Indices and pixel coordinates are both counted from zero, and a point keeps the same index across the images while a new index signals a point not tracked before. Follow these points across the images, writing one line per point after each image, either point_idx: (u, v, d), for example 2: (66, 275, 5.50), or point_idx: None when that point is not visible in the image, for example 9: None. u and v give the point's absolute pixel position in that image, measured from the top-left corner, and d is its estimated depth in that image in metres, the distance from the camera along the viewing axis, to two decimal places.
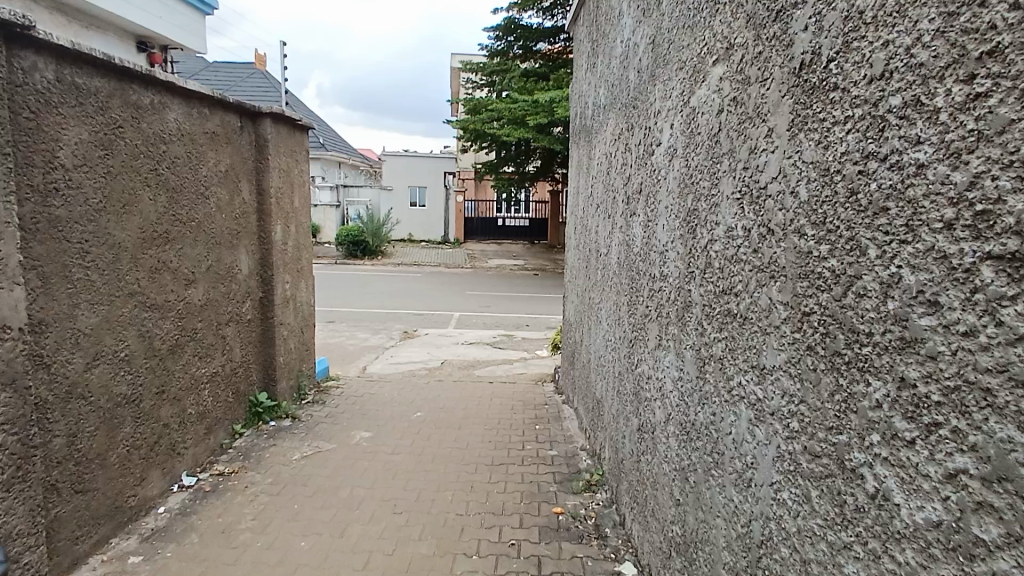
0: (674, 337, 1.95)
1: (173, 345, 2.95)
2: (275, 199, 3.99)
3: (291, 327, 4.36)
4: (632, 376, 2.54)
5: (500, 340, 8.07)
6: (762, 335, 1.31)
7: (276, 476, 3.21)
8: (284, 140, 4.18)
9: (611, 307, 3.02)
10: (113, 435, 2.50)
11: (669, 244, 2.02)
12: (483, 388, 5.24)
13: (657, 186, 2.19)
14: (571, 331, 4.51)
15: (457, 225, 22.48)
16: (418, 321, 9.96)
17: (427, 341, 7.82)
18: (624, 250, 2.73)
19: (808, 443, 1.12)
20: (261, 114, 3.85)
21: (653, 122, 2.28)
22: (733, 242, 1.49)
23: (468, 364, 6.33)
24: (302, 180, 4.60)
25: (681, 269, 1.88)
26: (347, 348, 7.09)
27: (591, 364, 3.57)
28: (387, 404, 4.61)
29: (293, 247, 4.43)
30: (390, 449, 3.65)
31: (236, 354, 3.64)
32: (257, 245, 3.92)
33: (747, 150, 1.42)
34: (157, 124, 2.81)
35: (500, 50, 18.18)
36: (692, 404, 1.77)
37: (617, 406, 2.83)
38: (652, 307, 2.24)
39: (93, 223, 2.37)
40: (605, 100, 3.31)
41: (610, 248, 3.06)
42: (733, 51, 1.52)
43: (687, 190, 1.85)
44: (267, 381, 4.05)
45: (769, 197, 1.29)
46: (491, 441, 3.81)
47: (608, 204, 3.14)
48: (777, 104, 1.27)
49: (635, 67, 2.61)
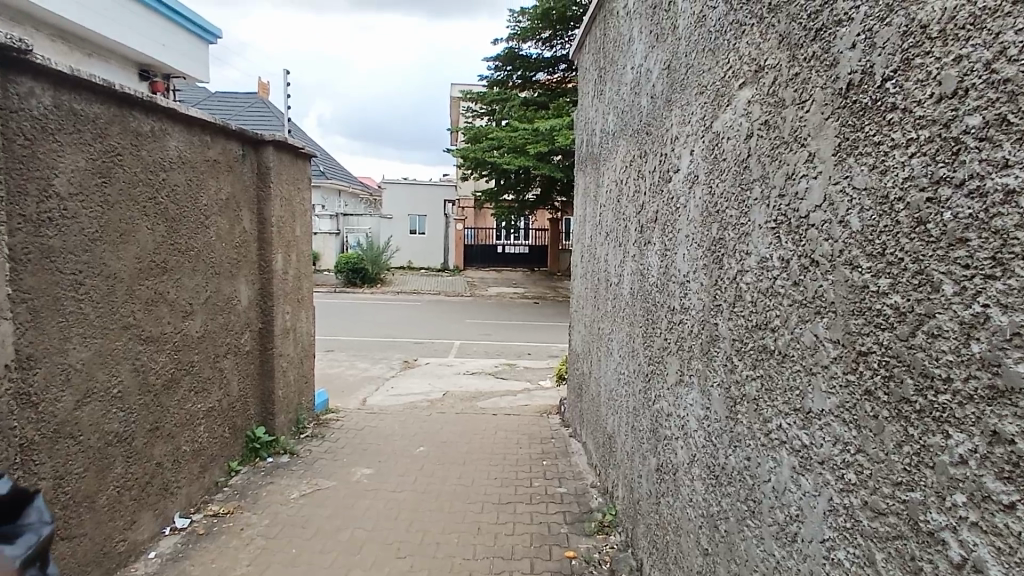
0: (698, 374, 1.84)
1: (169, 380, 2.84)
2: (276, 228, 3.91)
3: (290, 359, 4.24)
4: (649, 413, 2.42)
5: (502, 370, 7.93)
6: (807, 375, 1.21)
7: (274, 517, 3.06)
8: (287, 168, 4.12)
9: (623, 339, 2.92)
10: (103, 476, 2.37)
11: (690, 274, 1.93)
12: (487, 420, 5.10)
13: (675, 215, 2.11)
14: (578, 362, 4.40)
15: (456, 253, 22.46)
16: (418, 349, 9.83)
17: (428, 371, 7.68)
18: (638, 280, 2.64)
19: (869, 499, 1.01)
20: (264, 142, 3.79)
21: (670, 148, 2.21)
22: (767, 274, 1.39)
23: (471, 395, 6.19)
24: (304, 208, 4.53)
25: (706, 301, 1.78)
26: (347, 379, 6.95)
27: (601, 397, 3.46)
28: (389, 438, 4.47)
29: (295, 277, 4.34)
30: (392, 486, 3.51)
31: (234, 387, 3.52)
32: (258, 274, 3.83)
33: (783, 176, 1.34)
34: (157, 152, 2.74)
35: (500, 80, 18.38)
36: (720, 447, 1.65)
37: (631, 443, 2.71)
38: (671, 341, 2.13)
39: (88, 253, 2.28)
40: (614, 127, 3.26)
41: (622, 277, 2.97)
42: (764, 73, 1.45)
43: (711, 219, 1.76)
44: (265, 415, 3.92)
45: (812, 226, 1.20)
46: (498, 478, 3.67)
47: (619, 232, 3.06)
48: (819, 128, 1.19)
49: (648, 93, 2.56)
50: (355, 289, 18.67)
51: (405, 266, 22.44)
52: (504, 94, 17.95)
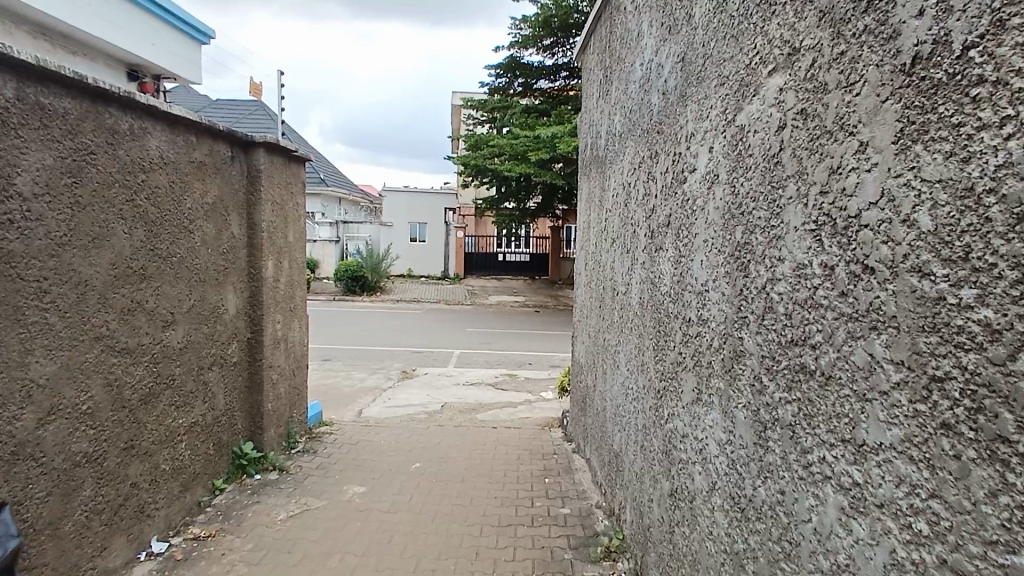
0: (720, 393, 1.66)
1: (147, 394, 2.66)
2: (267, 234, 3.74)
3: (281, 370, 4.06)
4: (661, 432, 2.24)
5: (502, 381, 7.73)
6: (859, 402, 1.03)
7: (259, 540, 2.87)
8: (279, 171, 3.96)
9: (632, 352, 2.74)
10: (69, 500, 2.19)
11: (710, 283, 1.76)
12: (487, 434, 4.91)
13: (691, 218, 1.94)
14: (581, 375, 4.22)
15: (457, 261, 22.30)
16: (417, 359, 9.64)
17: (427, 382, 7.49)
18: (649, 289, 2.46)
19: (948, 559, 0.83)
20: (254, 144, 3.63)
21: (685, 147, 2.04)
22: (805, 283, 1.22)
23: (470, 407, 6.00)
24: (297, 213, 4.37)
25: (728, 313, 1.61)
26: (343, 390, 6.76)
27: (607, 412, 3.28)
28: (384, 453, 4.27)
29: (287, 285, 4.17)
30: (386, 506, 3.32)
31: (219, 401, 3.35)
32: (247, 282, 3.66)
33: (825, 170, 1.17)
34: (137, 152, 2.57)
35: (501, 88, 18.30)
36: (746, 477, 1.47)
37: (641, 464, 2.52)
38: (686, 356, 1.95)
39: (55, 259, 2.11)
40: (621, 128, 3.10)
41: (630, 286, 2.79)
42: (799, 55, 1.29)
43: (734, 222, 1.59)
44: (253, 430, 3.73)
45: (865, 227, 1.03)
46: (498, 497, 3.49)
47: (627, 239, 2.89)
48: (874, 113, 1.02)
49: (659, 89, 2.39)
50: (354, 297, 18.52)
51: (405, 274, 22.28)
52: (505, 101, 17.85)
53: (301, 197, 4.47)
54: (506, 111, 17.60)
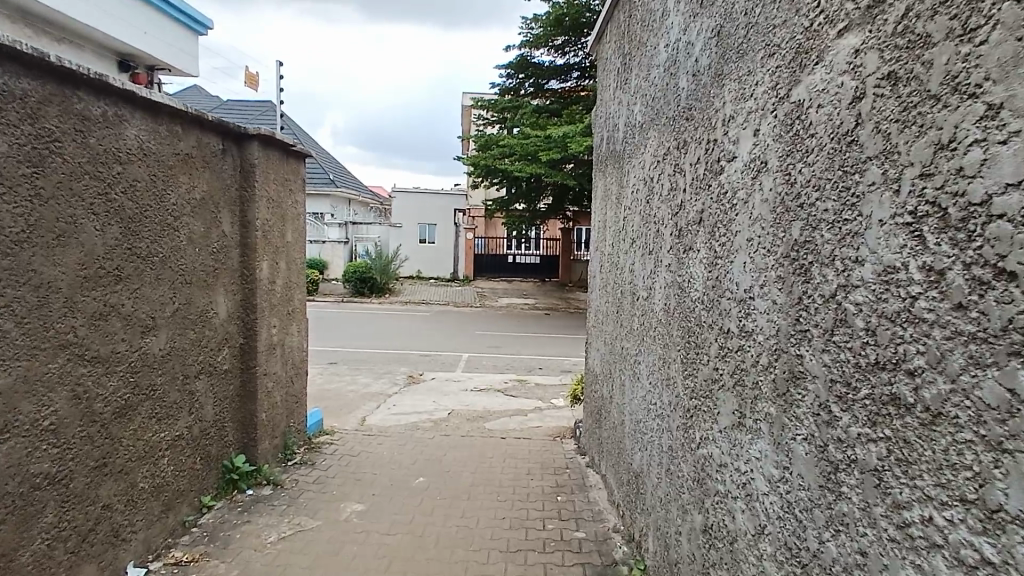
0: (771, 420, 1.40)
1: (124, 407, 2.44)
2: (261, 233, 3.52)
3: (277, 377, 3.83)
4: (692, 457, 1.97)
5: (511, 387, 7.47)
6: (992, 453, 0.77)
7: (245, 566, 2.64)
8: (276, 166, 3.73)
9: (655, 363, 2.48)
10: (26, 528, 1.96)
11: (755, 289, 1.49)
12: (495, 445, 4.64)
13: (730, 214, 1.68)
14: (596, 384, 3.96)
15: (466, 263, 22.09)
16: (424, 363, 9.41)
17: (434, 388, 7.24)
18: (676, 295, 2.20)
19: None
20: (248, 137, 3.41)
21: (721, 132, 1.78)
22: (899, 291, 0.96)
23: (478, 415, 5.74)
24: (295, 212, 4.14)
25: (782, 325, 1.34)
26: (346, 395, 6.52)
27: (625, 427, 3.02)
28: (386, 466, 4.03)
29: (284, 287, 3.94)
30: (385, 527, 3.07)
31: (208, 412, 3.12)
32: (239, 284, 3.43)
33: (929, 147, 0.91)
34: (112, 141, 2.35)
35: (511, 88, 18.09)
36: (809, 526, 1.21)
37: (666, 489, 2.26)
38: (725, 373, 1.69)
39: (10, 258, 1.88)
40: (643, 119, 2.83)
41: (653, 291, 2.53)
42: (885, 5, 1.03)
43: (789, 216, 1.33)
44: (246, 442, 3.50)
45: (1001, 218, 0.77)
46: (507, 517, 3.23)
47: (650, 239, 2.63)
48: (1013, 65, 0.76)
49: (688, 70, 2.14)
50: (362, 299, 18.35)
51: (414, 276, 22.08)
52: (516, 102, 17.64)
53: (300, 194, 4.24)
54: (517, 111, 17.36)
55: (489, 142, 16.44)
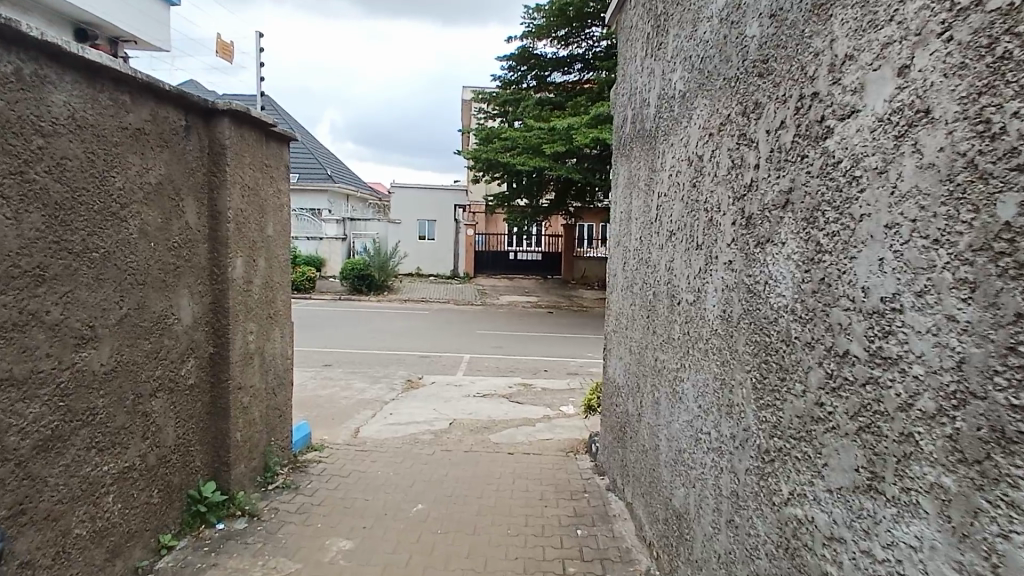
0: (944, 496, 0.93)
1: (49, 439, 1.97)
2: (235, 225, 3.04)
3: (256, 390, 3.37)
4: (773, 515, 1.51)
5: (516, 392, 7.01)
6: None
7: None
8: (253, 149, 3.26)
9: (708, 385, 2.01)
10: None
11: (907, 297, 1.03)
12: (502, 463, 4.18)
13: (848, 192, 1.21)
14: (618, 397, 3.50)
15: (467, 260, 21.63)
16: (424, 365, 8.96)
17: (433, 394, 6.77)
18: (743, 301, 1.73)
19: None
20: (219, 113, 2.93)
21: (827, 81, 1.31)
22: None
23: (482, 426, 5.26)
24: (277, 202, 3.67)
25: (974, 355, 0.88)
26: (339, 402, 6.04)
27: (661, 454, 2.55)
28: (382, 489, 3.57)
29: (264, 287, 3.47)
30: (377, 570, 2.60)
31: (168, 435, 2.65)
32: (210, 285, 2.96)
33: None
34: (31, 107, 1.88)
35: (514, 80, 17.64)
36: None
37: (727, 544, 1.80)
38: (838, 412, 1.22)
39: None
40: (686, 87, 2.36)
41: (704, 294, 2.07)
42: None
43: (990, 186, 0.86)
44: (217, 467, 3.04)
45: None
46: (520, 556, 2.77)
47: (699, 230, 2.16)
48: None
49: (762, 11, 1.67)
50: (360, 297, 17.90)
51: (413, 273, 21.59)
52: (518, 94, 17.17)
53: (283, 182, 3.76)
54: (519, 103, 16.89)
55: (490, 135, 15.96)
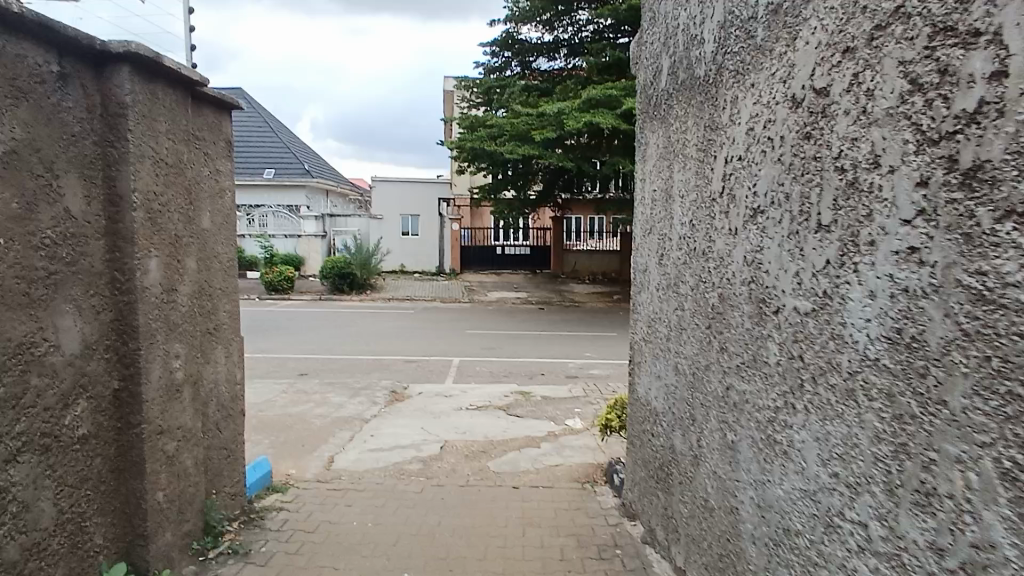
0: None
1: None
2: (148, 215, 2.25)
3: (189, 432, 2.58)
4: None
5: (514, 402, 6.28)
6: None
7: None
8: (175, 113, 2.45)
9: (857, 445, 1.27)
10: None
11: None
12: (507, 502, 3.44)
13: None
14: (656, 428, 2.76)
15: (453, 255, 20.83)
16: (409, 371, 8.19)
17: (420, 407, 6.01)
18: (968, 318, 0.99)
19: None
20: (117, 60, 2.13)
21: None
22: None
23: (479, 450, 4.50)
24: (208, 187, 2.85)
25: None
26: (312, 423, 5.24)
27: (745, 524, 1.82)
28: (360, 548, 2.82)
29: (197, 297, 2.68)
30: None
31: (42, 514, 1.87)
32: (113, 297, 2.17)
33: None
34: None
35: (497, 66, 16.90)
36: None
37: None
38: None
39: None
40: None
41: (843, 302, 1.33)
42: None
43: None
44: (131, 542, 2.26)
45: None
46: None
47: (823, 203, 1.41)
48: None
49: None
50: (341, 296, 17.05)
51: (397, 270, 20.72)
52: (502, 81, 16.41)
53: (219, 162, 2.95)
54: (503, 90, 16.10)
55: (475, 124, 15.17)
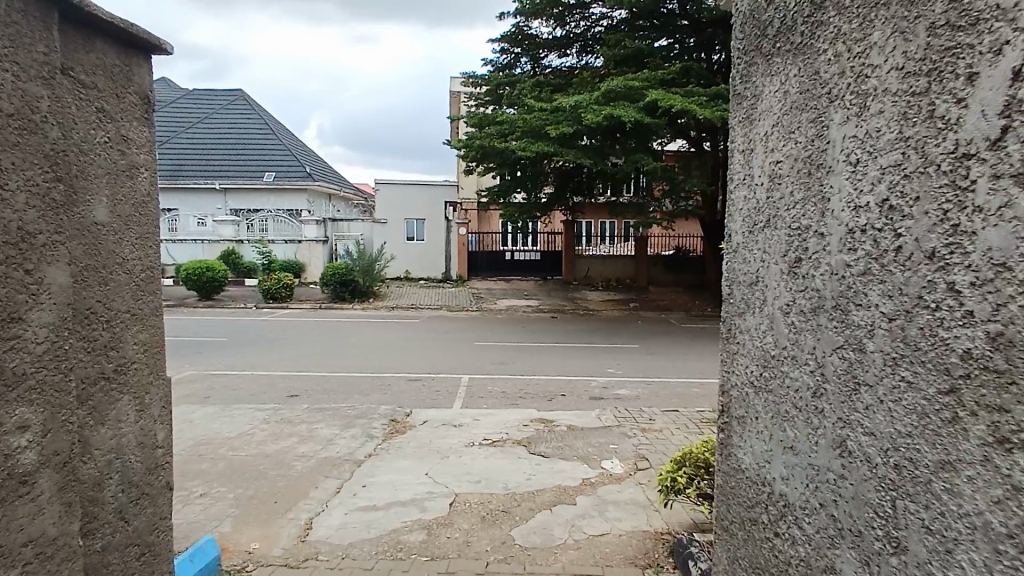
0: None
1: None
2: None
3: (53, 543, 1.63)
4: None
5: (534, 434, 5.30)
6: None
7: None
8: (21, 33, 1.51)
9: None
10: None
11: None
12: None
13: None
14: (784, 527, 1.80)
15: (460, 261, 19.90)
16: (412, 393, 7.22)
17: (424, 441, 5.04)
18: None
19: None
20: None
21: None
22: None
23: (498, 511, 3.51)
24: (102, 161, 1.91)
25: None
26: (292, 468, 4.26)
27: None
28: None
29: (73, 329, 1.74)
30: None
31: None
32: None
33: None
34: None
35: (505, 64, 16.03)
36: None
37: None
38: None
39: None
40: None
41: None
42: None
43: None
44: None
45: None
46: None
47: None
48: None
49: None
50: (342, 305, 16.14)
51: (402, 277, 19.78)
52: (511, 78, 15.52)
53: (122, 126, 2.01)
54: (513, 88, 15.19)
55: (483, 121, 14.23)
